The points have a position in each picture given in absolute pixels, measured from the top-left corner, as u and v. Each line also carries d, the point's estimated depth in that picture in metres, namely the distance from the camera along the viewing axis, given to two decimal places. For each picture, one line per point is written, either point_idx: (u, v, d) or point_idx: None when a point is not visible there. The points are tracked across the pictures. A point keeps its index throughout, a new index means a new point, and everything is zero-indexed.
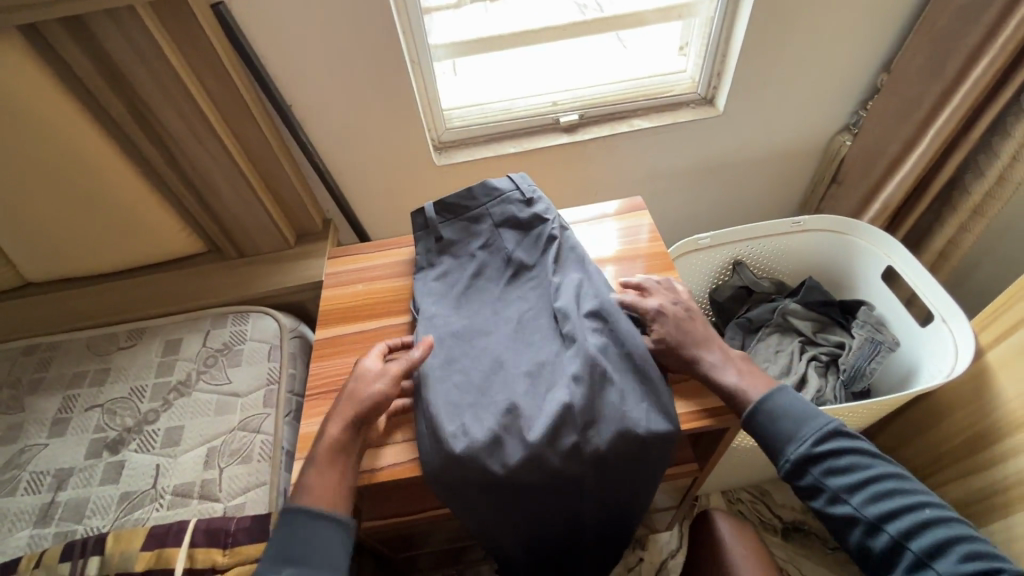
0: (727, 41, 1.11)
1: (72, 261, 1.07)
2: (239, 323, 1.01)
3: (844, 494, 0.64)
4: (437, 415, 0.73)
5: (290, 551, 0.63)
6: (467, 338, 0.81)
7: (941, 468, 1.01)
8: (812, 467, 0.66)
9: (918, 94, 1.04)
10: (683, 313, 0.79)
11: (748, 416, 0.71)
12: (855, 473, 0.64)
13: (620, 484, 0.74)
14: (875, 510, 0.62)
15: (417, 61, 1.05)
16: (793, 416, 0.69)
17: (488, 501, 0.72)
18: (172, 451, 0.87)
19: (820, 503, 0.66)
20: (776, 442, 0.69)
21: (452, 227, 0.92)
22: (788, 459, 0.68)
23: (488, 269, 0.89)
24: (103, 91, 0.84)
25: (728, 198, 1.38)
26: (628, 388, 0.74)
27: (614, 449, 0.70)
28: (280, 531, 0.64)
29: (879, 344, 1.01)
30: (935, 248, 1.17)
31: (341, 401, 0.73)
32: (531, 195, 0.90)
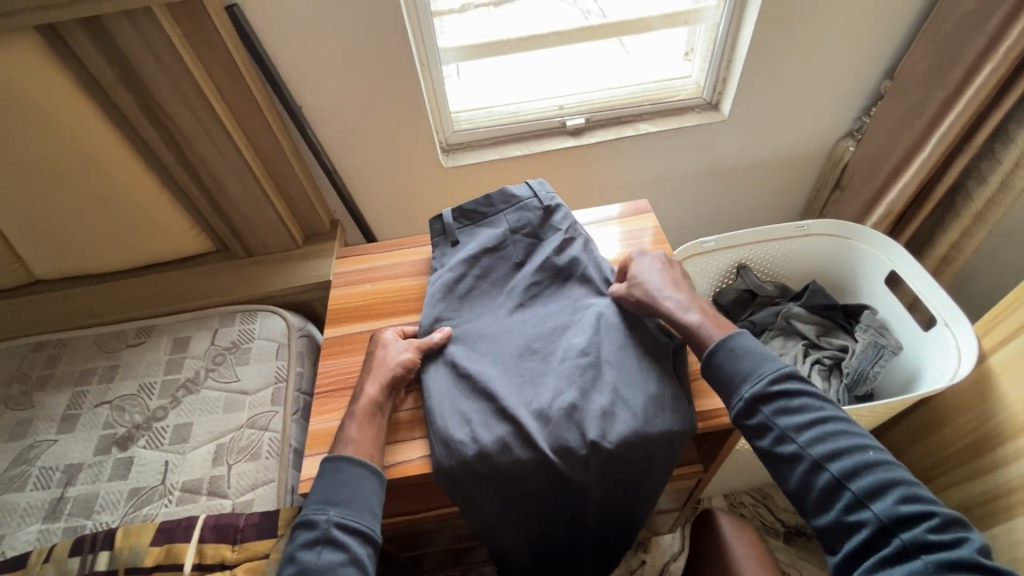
0: (732, 48, 1.12)
1: (82, 258, 1.08)
2: (247, 322, 1.02)
3: (792, 433, 0.63)
4: (450, 417, 0.74)
5: (332, 493, 0.64)
6: (478, 342, 0.81)
7: (944, 472, 1.01)
8: (763, 406, 0.66)
9: (922, 100, 1.05)
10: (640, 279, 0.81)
11: (707, 358, 0.72)
12: (805, 413, 0.64)
13: (624, 487, 0.75)
14: (819, 448, 0.62)
15: (427, 64, 1.06)
16: (754, 355, 0.69)
17: (496, 499, 0.73)
18: (181, 448, 0.87)
19: (767, 443, 0.65)
20: (732, 380, 0.69)
21: (468, 232, 0.93)
22: (742, 398, 0.67)
23: (501, 272, 0.89)
24: (116, 88, 0.85)
25: (732, 202, 1.39)
26: (641, 396, 0.73)
27: (622, 455, 0.71)
28: (322, 476, 0.66)
29: (883, 347, 1.02)
30: (938, 253, 1.19)
31: (370, 368, 0.78)
32: (549, 203, 0.91)
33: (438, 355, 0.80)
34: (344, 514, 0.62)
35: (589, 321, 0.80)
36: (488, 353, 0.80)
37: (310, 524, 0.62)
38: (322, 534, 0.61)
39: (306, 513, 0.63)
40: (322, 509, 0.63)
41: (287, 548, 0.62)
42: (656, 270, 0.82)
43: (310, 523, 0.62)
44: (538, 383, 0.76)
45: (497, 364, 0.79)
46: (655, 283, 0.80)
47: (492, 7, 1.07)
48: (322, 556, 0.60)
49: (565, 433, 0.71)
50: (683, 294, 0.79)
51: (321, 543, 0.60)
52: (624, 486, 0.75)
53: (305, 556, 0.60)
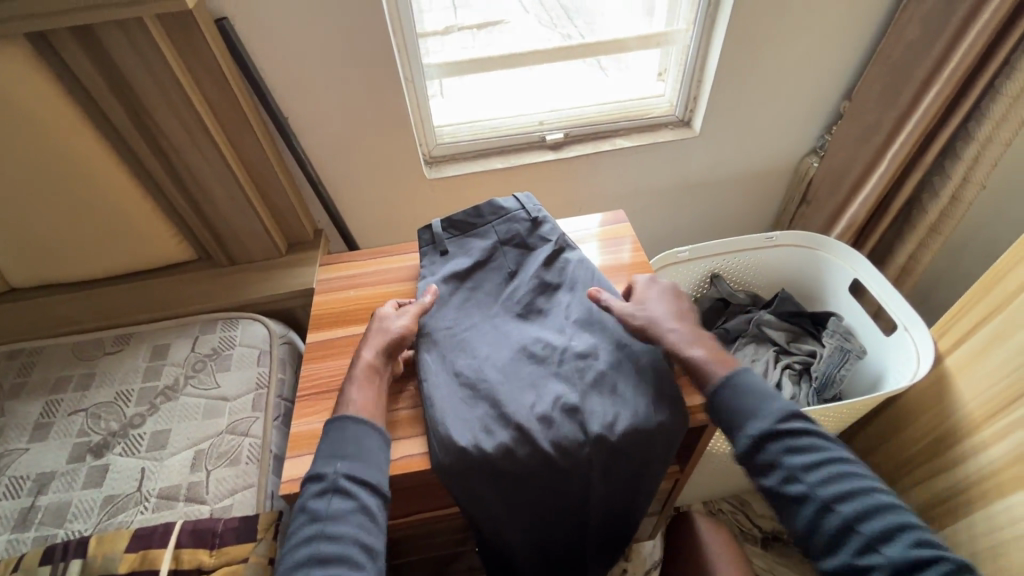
0: (702, 68, 1.18)
1: (59, 266, 1.07)
2: (228, 329, 1.02)
3: (799, 473, 0.64)
4: (450, 423, 0.75)
5: (339, 447, 0.67)
6: (477, 350, 0.82)
7: (907, 472, 1.05)
8: (770, 443, 0.66)
9: (879, 119, 1.12)
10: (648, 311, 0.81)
11: (714, 390, 0.72)
12: (816, 454, 0.65)
13: (621, 482, 0.78)
14: (828, 490, 0.63)
15: (411, 79, 1.10)
16: (760, 393, 0.70)
17: (500, 496, 0.74)
18: (158, 454, 0.86)
19: (774, 481, 0.65)
20: (739, 416, 0.69)
21: (457, 243, 0.95)
22: (749, 433, 0.67)
23: (493, 280, 0.92)
24: (105, 97, 0.86)
25: (705, 215, 1.45)
26: (636, 390, 0.77)
27: (619, 449, 0.74)
28: (328, 433, 0.68)
29: (848, 351, 1.09)
30: (898, 263, 1.25)
31: (368, 337, 0.82)
32: (537, 215, 0.95)
33: (434, 365, 0.81)
34: (350, 466, 0.65)
35: (584, 325, 0.84)
36: (482, 358, 0.81)
37: (318, 477, 0.64)
38: (331, 484, 0.63)
39: (314, 468, 0.65)
40: (330, 462, 0.65)
41: (297, 499, 0.65)
42: (661, 305, 0.83)
43: (318, 474, 0.65)
44: (539, 382, 0.78)
45: (494, 368, 0.80)
46: (659, 315, 0.81)
47: (475, 30, 1.13)
48: (331, 505, 0.62)
49: (563, 429, 0.74)
50: (687, 327, 0.79)
51: (330, 493, 0.63)
52: (610, 483, 0.78)
53: (315, 504, 0.62)
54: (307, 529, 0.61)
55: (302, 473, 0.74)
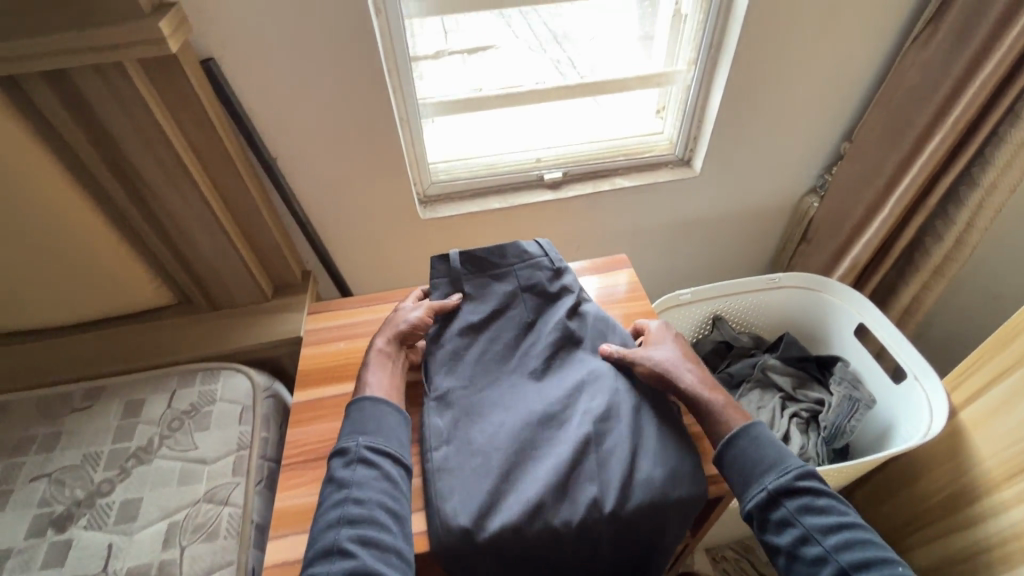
0: (702, 108, 1.17)
1: (25, 314, 0.99)
2: (208, 382, 0.96)
3: (816, 533, 0.63)
4: (454, 499, 0.69)
5: (360, 424, 0.71)
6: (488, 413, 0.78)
7: (918, 527, 1.01)
8: (786, 499, 0.66)
9: (880, 162, 1.11)
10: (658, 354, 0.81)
11: (727, 441, 0.71)
12: (833, 516, 0.64)
13: (631, 557, 0.73)
14: (846, 555, 0.61)
15: (406, 118, 1.07)
16: (776, 448, 0.70)
17: None
18: (128, 528, 0.79)
19: (790, 539, 0.64)
20: (754, 469, 0.69)
21: (474, 282, 0.90)
22: (766, 487, 0.67)
23: (510, 328, 0.87)
24: (80, 142, 0.81)
25: (705, 253, 1.42)
26: (649, 462, 0.73)
27: (630, 525, 0.69)
28: (349, 413, 0.72)
29: (857, 401, 1.05)
30: (901, 304, 1.23)
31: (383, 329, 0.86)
32: (559, 265, 0.91)
33: (440, 432, 0.76)
34: (371, 440, 0.69)
35: (602, 383, 0.80)
36: (492, 422, 0.77)
37: (342, 451, 0.68)
38: (354, 454, 0.68)
39: (338, 444, 0.69)
40: (353, 437, 0.70)
41: (325, 473, 0.69)
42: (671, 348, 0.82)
43: (343, 447, 0.69)
44: (550, 451, 0.73)
45: (505, 434, 0.75)
46: (673, 356, 0.80)
47: (466, 54, 1.09)
48: (356, 473, 0.66)
49: (574, 506, 0.69)
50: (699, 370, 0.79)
51: (354, 462, 0.67)
52: (619, 558, 0.73)
53: (342, 473, 0.66)
54: (334, 494, 0.65)
55: (287, 555, 0.68)
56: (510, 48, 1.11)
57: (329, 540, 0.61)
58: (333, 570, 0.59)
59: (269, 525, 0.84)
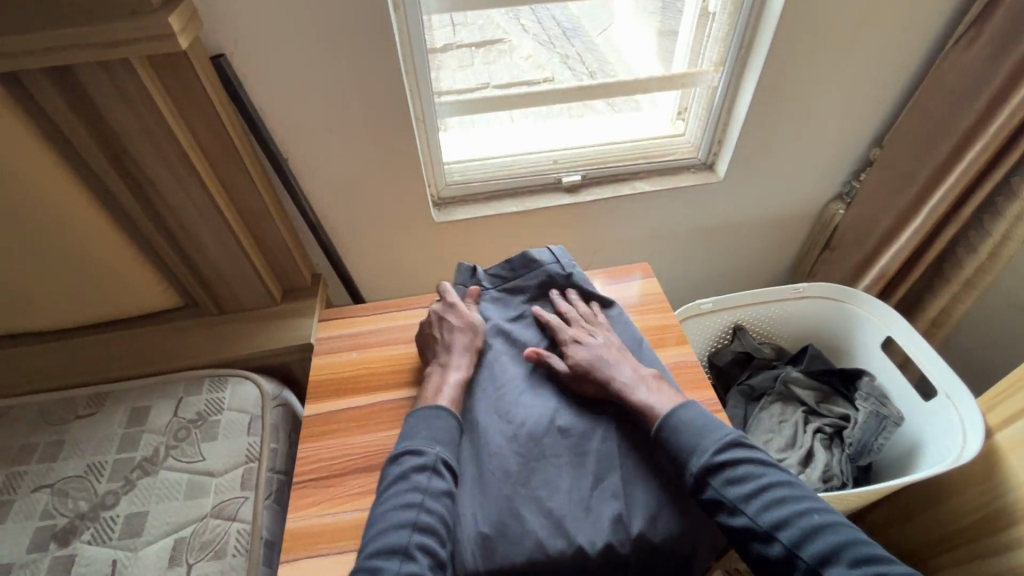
0: (728, 112, 1.13)
1: (30, 316, 0.97)
2: (216, 390, 0.92)
3: (740, 504, 0.64)
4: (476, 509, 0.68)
5: (439, 433, 0.72)
6: (505, 417, 0.76)
7: (944, 549, 0.98)
8: (712, 480, 0.66)
9: (913, 170, 1.07)
10: (591, 326, 0.85)
11: (655, 433, 0.71)
12: (753, 482, 0.65)
13: None
14: (768, 517, 0.62)
15: (422, 119, 1.04)
16: (695, 429, 0.69)
17: None
18: (133, 543, 0.76)
19: (721, 517, 0.65)
20: (681, 456, 0.68)
21: (492, 298, 0.92)
22: (691, 472, 0.67)
23: (524, 339, 0.86)
24: (86, 142, 0.78)
25: (724, 260, 1.38)
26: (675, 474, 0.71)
27: (659, 553, 0.66)
28: (428, 418, 0.73)
29: (885, 417, 1.03)
30: (928, 316, 1.19)
31: (453, 337, 0.83)
32: (571, 271, 0.90)
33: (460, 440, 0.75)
34: (448, 453, 0.71)
35: (618, 404, 0.78)
36: (509, 424, 0.75)
37: (420, 452, 0.70)
38: (430, 463, 0.69)
39: (414, 444, 0.71)
40: (431, 444, 0.71)
41: (393, 467, 0.69)
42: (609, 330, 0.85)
43: (418, 451, 0.70)
44: (574, 462, 0.72)
45: (523, 440, 0.73)
46: (604, 355, 0.79)
47: (475, 48, 1.04)
48: (431, 480, 0.68)
49: (599, 522, 0.66)
50: (633, 369, 0.78)
51: (430, 470, 0.68)
52: None
53: (418, 476, 0.67)
54: (406, 495, 0.66)
55: None
56: (521, 42, 1.06)
57: (397, 539, 0.62)
58: (397, 570, 0.60)
59: (278, 541, 0.81)
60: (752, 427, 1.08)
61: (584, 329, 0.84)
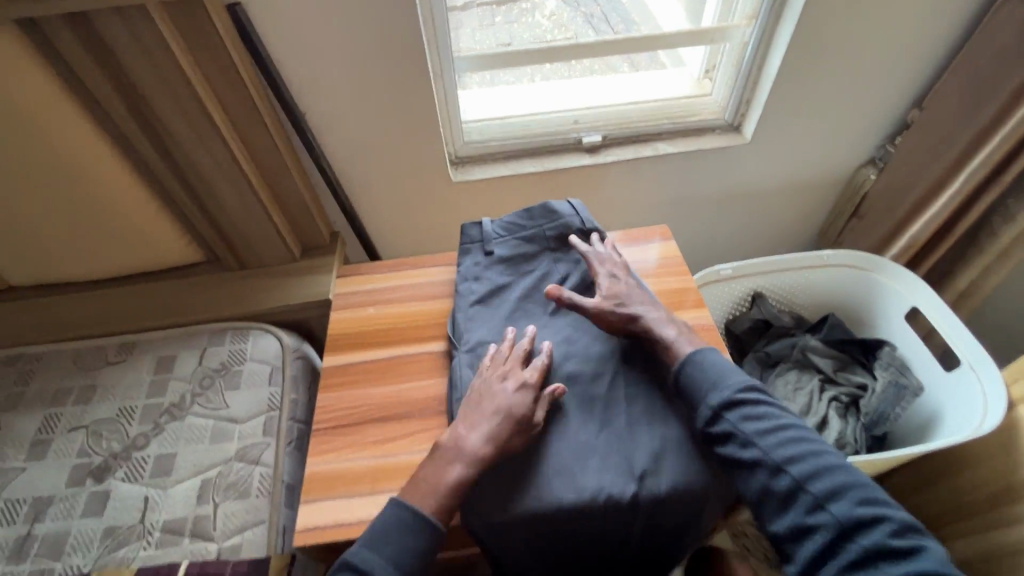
0: (759, 69, 1.08)
1: (61, 267, 1.00)
2: (238, 341, 0.95)
3: (754, 439, 0.65)
4: None
5: (397, 560, 0.60)
6: None
7: (956, 520, 0.97)
8: (728, 414, 0.67)
9: (954, 132, 1.01)
10: (619, 265, 0.83)
11: (675, 371, 0.72)
12: (769, 422, 0.66)
13: (664, 534, 0.71)
14: (780, 453, 0.64)
15: (440, 74, 1.01)
16: (718, 370, 0.71)
17: (531, 548, 0.69)
18: (163, 482, 0.80)
19: (733, 450, 0.66)
20: (700, 392, 0.70)
21: (506, 244, 0.88)
22: (710, 407, 0.69)
23: (542, 290, 0.85)
24: (106, 93, 0.79)
25: (746, 227, 1.35)
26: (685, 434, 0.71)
27: (664, 506, 0.67)
28: (394, 538, 0.61)
29: (903, 387, 1.01)
30: (957, 288, 1.15)
31: (497, 403, 0.69)
32: (590, 225, 0.87)
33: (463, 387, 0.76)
34: None
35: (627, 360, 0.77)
36: None
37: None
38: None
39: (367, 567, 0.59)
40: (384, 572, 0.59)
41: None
42: (637, 276, 0.83)
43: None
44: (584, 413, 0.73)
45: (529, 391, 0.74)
46: (629, 301, 0.78)
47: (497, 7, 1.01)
48: None
49: (603, 475, 0.67)
50: (660, 313, 0.77)
51: None
52: (651, 539, 0.71)
53: None
54: None
55: (316, 520, 0.67)
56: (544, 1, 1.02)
57: None
58: None
59: (299, 487, 0.84)
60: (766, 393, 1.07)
61: (611, 274, 0.83)
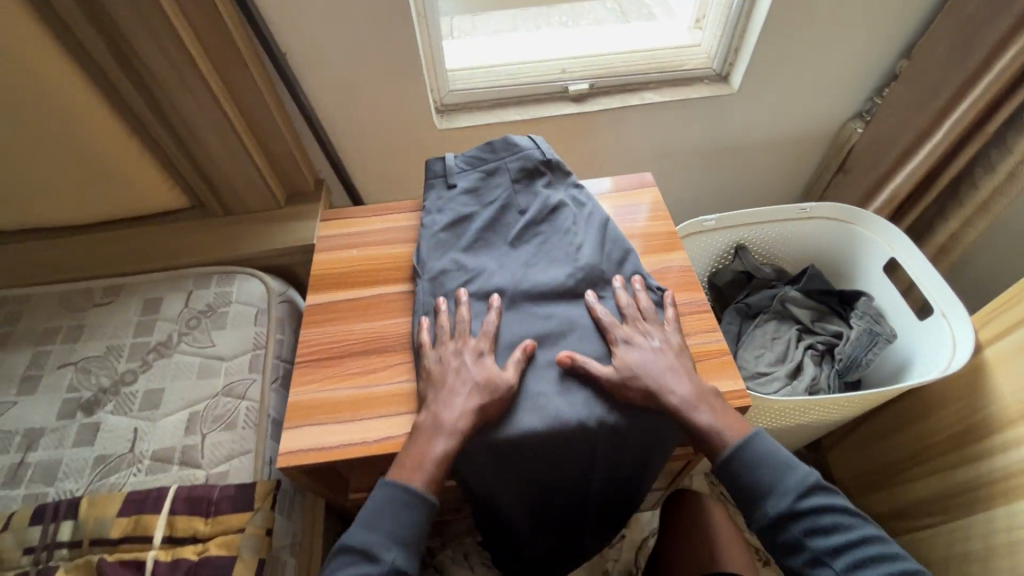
0: (748, 16, 1.06)
1: (43, 210, 1.00)
2: (224, 284, 0.96)
3: (769, 491, 0.64)
4: (434, 360, 0.73)
5: (398, 532, 0.61)
6: (474, 285, 0.80)
7: (922, 460, 1.02)
8: (735, 462, 0.66)
9: (940, 81, 1.01)
10: (645, 323, 0.77)
11: (712, 446, 0.67)
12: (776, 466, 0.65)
13: (629, 462, 0.74)
14: (804, 513, 0.62)
15: (423, 15, 0.98)
16: (764, 459, 0.65)
17: (504, 477, 0.71)
18: (152, 415, 0.82)
19: (750, 499, 0.65)
20: (727, 456, 0.66)
21: (468, 177, 0.90)
22: (736, 475, 0.65)
23: (505, 218, 0.87)
24: (80, 23, 0.77)
25: (732, 181, 1.35)
26: (640, 345, 0.73)
27: (624, 434, 0.70)
28: (394, 511, 0.61)
29: (877, 335, 1.02)
30: (937, 242, 1.17)
31: (474, 386, 0.69)
32: (551, 157, 0.90)
33: (424, 306, 0.79)
34: (407, 557, 0.60)
35: (589, 278, 0.81)
36: (482, 293, 0.79)
37: (375, 558, 0.59)
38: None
39: (368, 545, 0.59)
40: (388, 546, 0.60)
41: (345, 568, 0.59)
42: (670, 329, 0.77)
43: (371, 555, 0.59)
44: (539, 326, 0.77)
45: (488, 309, 0.77)
46: (655, 365, 0.71)
47: None
48: None
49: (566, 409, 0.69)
50: (691, 385, 0.70)
51: None
52: (617, 467, 0.75)
53: None
54: None
55: (301, 445, 0.70)
56: None
57: None
58: None
59: (284, 421, 0.86)
60: (745, 343, 1.10)
61: (637, 327, 0.76)
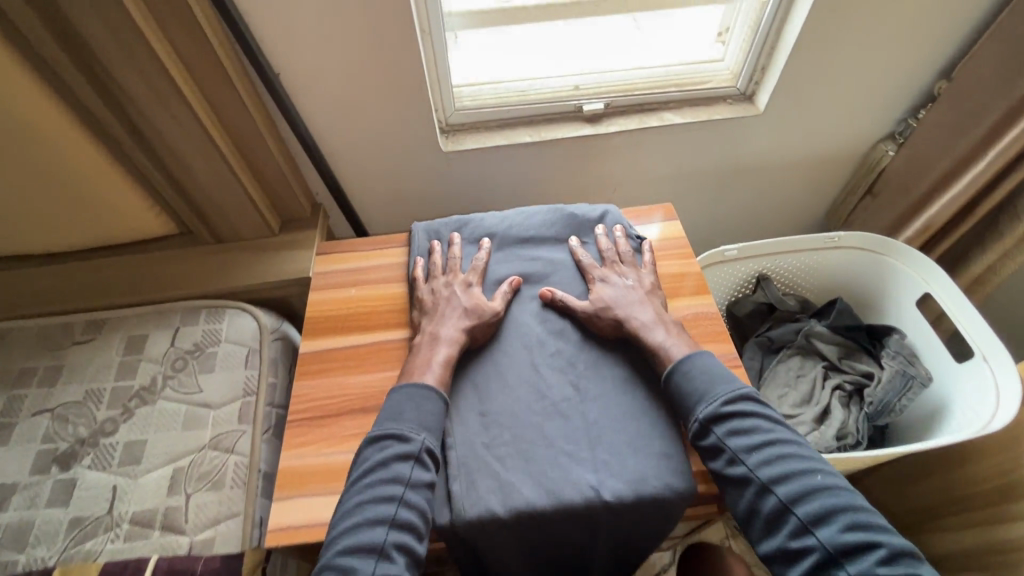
0: (777, 34, 0.99)
1: (19, 238, 0.93)
2: (213, 321, 0.90)
3: (742, 455, 0.63)
4: (428, 290, 0.80)
5: (425, 420, 0.65)
6: (469, 231, 0.87)
7: (954, 512, 0.96)
8: (715, 426, 0.65)
9: (984, 108, 0.94)
10: (622, 265, 0.83)
11: (666, 376, 0.70)
12: (758, 435, 0.64)
13: (637, 533, 0.68)
14: (768, 472, 0.61)
15: (428, 31, 0.91)
16: (707, 375, 0.68)
17: (505, 549, 0.66)
18: (133, 471, 0.76)
19: (719, 464, 0.65)
20: (688, 400, 0.68)
21: None
22: (697, 418, 0.66)
23: None
24: (48, 44, 0.70)
25: (752, 203, 1.28)
26: (613, 283, 0.79)
27: (633, 510, 0.64)
28: (417, 400, 0.66)
29: (911, 377, 0.96)
30: (972, 274, 1.10)
31: (462, 307, 0.76)
32: None
33: (421, 249, 0.86)
34: (435, 440, 0.65)
35: (572, 224, 0.87)
36: (474, 236, 0.86)
37: (404, 438, 0.63)
38: (416, 452, 0.62)
39: (396, 428, 0.64)
40: (417, 430, 0.64)
41: (373, 451, 0.63)
42: (646, 270, 0.82)
43: (404, 437, 0.63)
44: (523, 266, 0.84)
45: (479, 250, 0.84)
46: (624, 295, 0.77)
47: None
48: (414, 473, 0.62)
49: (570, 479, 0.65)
50: (654, 312, 0.76)
51: (413, 459, 0.62)
52: (625, 537, 0.69)
53: (399, 466, 0.61)
54: (386, 487, 0.60)
55: (293, 520, 0.63)
56: None
57: (373, 537, 0.57)
58: (372, 570, 0.55)
59: (276, 475, 0.81)
60: (767, 380, 1.04)
61: (614, 267, 0.82)
